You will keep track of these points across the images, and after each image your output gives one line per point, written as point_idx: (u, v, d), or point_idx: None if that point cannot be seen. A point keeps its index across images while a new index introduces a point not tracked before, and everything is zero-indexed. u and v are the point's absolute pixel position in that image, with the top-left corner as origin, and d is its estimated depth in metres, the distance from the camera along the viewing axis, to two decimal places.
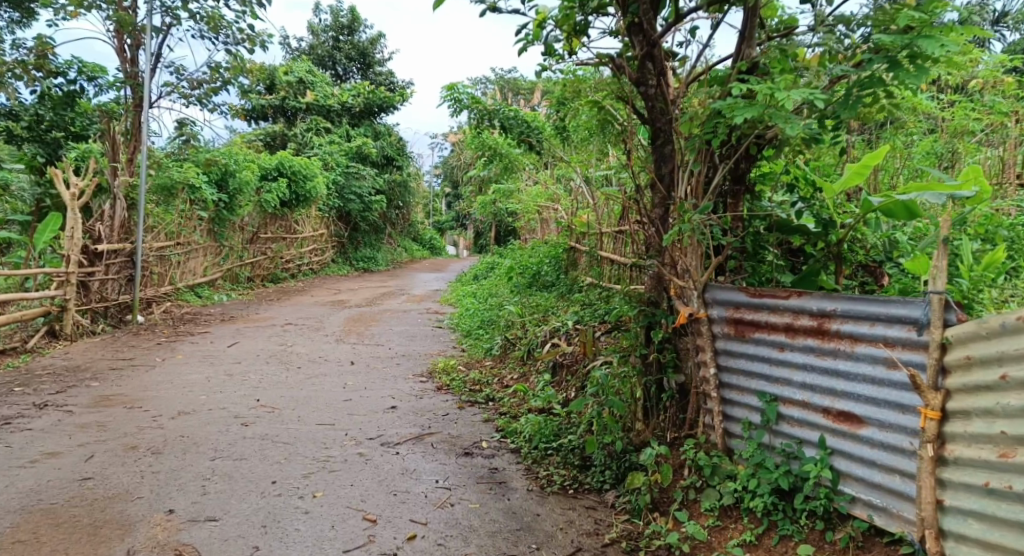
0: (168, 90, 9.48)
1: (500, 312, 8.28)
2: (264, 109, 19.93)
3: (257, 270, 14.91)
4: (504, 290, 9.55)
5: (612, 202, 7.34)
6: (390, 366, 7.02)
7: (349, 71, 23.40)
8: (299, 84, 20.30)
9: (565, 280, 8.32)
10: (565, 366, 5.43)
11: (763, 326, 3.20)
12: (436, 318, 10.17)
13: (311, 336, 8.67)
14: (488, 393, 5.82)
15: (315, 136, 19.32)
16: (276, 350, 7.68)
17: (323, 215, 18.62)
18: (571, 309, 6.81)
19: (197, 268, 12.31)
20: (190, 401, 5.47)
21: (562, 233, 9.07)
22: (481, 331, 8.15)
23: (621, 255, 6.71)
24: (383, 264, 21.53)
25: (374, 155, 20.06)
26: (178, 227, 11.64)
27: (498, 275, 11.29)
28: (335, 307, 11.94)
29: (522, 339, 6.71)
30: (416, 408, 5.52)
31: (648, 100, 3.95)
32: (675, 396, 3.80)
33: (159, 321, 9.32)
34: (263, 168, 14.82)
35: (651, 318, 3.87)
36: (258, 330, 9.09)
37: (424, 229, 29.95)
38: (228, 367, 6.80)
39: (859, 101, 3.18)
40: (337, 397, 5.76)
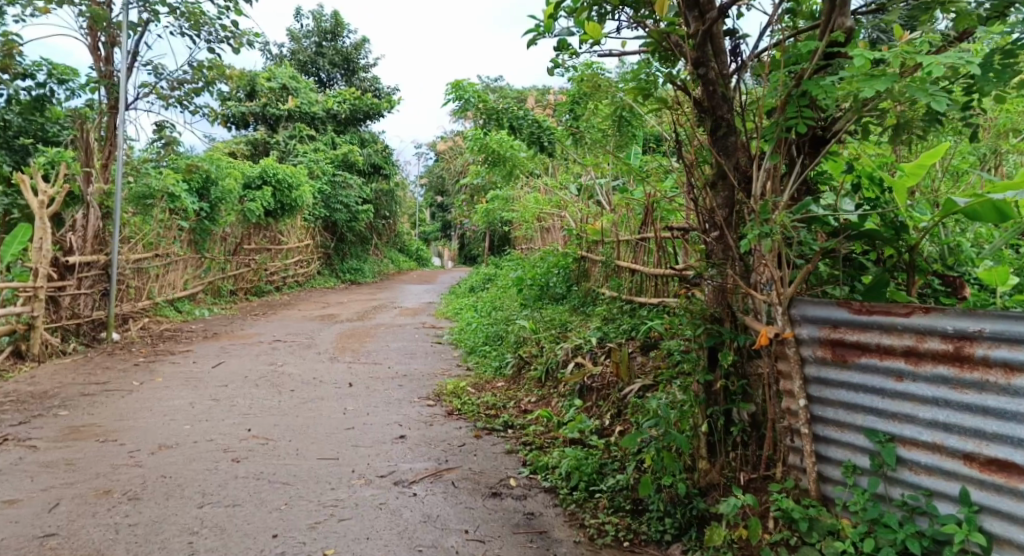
0: (146, 91, 8.84)
1: (508, 328, 7.72)
2: (245, 116, 19.25)
3: (241, 283, 14.24)
4: (508, 303, 9.00)
5: (633, 208, 6.82)
6: (392, 388, 6.43)
7: (333, 78, 22.81)
8: (282, 90, 19.61)
9: (577, 292, 7.79)
10: (595, 391, 4.87)
11: (874, 350, 2.67)
12: (434, 334, 9.57)
13: (303, 354, 8.05)
14: (507, 418, 5.24)
15: (299, 144, 18.68)
16: (266, 371, 7.06)
17: (309, 226, 17.96)
18: (591, 325, 6.27)
19: (178, 281, 11.64)
20: (173, 432, 4.85)
21: (570, 242, 8.54)
22: (487, 347, 7.58)
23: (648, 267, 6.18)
24: (370, 275, 20.91)
25: (361, 163, 19.44)
26: (157, 238, 10.97)
27: (498, 287, 10.74)
28: (325, 321, 11.32)
29: (539, 359, 6.15)
30: (428, 437, 4.94)
31: (708, 85, 3.41)
32: (746, 430, 3.24)
33: (136, 339, 8.65)
34: (246, 177, 14.16)
35: (716, 339, 3.31)
36: (244, 348, 8.45)
37: (411, 240, 29.37)
38: (214, 391, 6.17)
39: (1004, 69, 2.85)
40: (338, 425, 5.16)
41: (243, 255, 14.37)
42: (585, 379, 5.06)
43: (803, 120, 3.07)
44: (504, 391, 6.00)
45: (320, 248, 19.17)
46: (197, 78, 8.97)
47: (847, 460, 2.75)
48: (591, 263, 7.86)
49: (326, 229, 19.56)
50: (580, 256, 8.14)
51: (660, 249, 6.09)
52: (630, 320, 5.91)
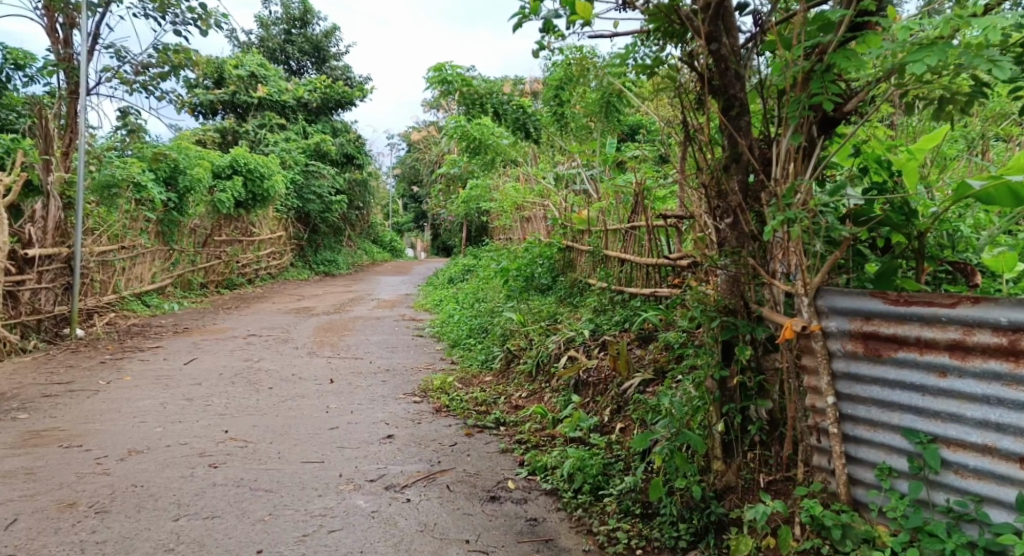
0: (108, 76, 8.43)
1: (493, 320, 7.50)
2: (213, 104, 18.71)
3: (211, 276, 13.82)
4: (491, 294, 8.79)
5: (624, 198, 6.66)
6: (376, 384, 6.18)
7: (303, 66, 22.30)
8: (250, 78, 19.01)
9: (564, 283, 7.61)
10: (592, 385, 4.67)
11: (913, 344, 2.49)
12: (415, 327, 9.32)
13: (279, 349, 7.75)
14: (498, 415, 5.03)
15: (269, 133, 18.21)
16: (242, 367, 6.77)
17: (280, 217, 17.54)
18: (581, 317, 6.07)
19: (144, 275, 11.22)
20: (144, 436, 4.56)
21: (556, 231, 8.36)
22: (472, 341, 7.37)
23: (641, 257, 6.01)
24: (344, 267, 20.55)
25: (333, 153, 19.03)
26: (122, 229, 10.56)
27: (479, 278, 10.53)
28: (301, 315, 11.01)
29: (528, 352, 5.94)
30: (417, 437, 4.71)
31: (718, 60, 3.18)
32: (765, 430, 3.04)
33: (102, 335, 8.27)
34: (215, 166, 13.71)
35: (732, 332, 3.10)
36: (217, 343, 8.13)
37: (384, 231, 29.01)
38: (186, 390, 5.87)
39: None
40: (321, 425, 4.90)
41: (213, 247, 13.95)
42: (580, 373, 4.86)
43: (828, 97, 2.86)
44: (492, 386, 5.78)
45: (293, 239, 18.75)
46: (163, 62, 8.56)
47: (881, 462, 2.58)
48: (578, 253, 7.67)
49: (299, 220, 19.15)
50: (566, 246, 7.94)
51: (653, 238, 5.91)
52: (622, 311, 5.71)
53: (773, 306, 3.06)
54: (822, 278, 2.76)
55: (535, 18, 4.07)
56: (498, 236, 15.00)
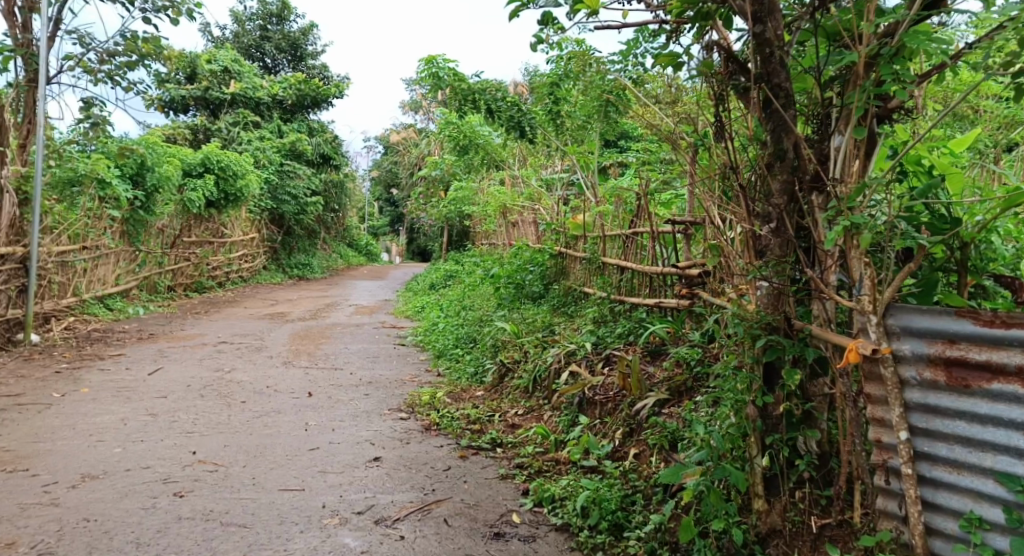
0: (71, 64, 7.90)
1: (483, 331, 7.11)
2: (184, 101, 18.10)
3: (179, 278, 13.25)
4: (477, 302, 8.40)
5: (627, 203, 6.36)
6: (359, 398, 5.75)
7: (279, 63, 21.73)
8: (223, 73, 18.42)
9: (557, 292, 7.26)
10: (599, 404, 4.31)
11: (1011, 373, 2.15)
12: (396, 335, 8.88)
13: (252, 359, 7.28)
14: (494, 435, 4.64)
15: (243, 131, 17.62)
16: (213, 379, 6.30)
17: (253, 218, 16.98)
18: (582, 329, 5.70)
19: (108, 277, 10.67)
20: (100, 458, 4.11)
21: (549, 237, 8.02)
22: (460, 352, 6.97)
23: (645, 266, 5.67)
24: (319, 270, 20.02)
25: (309, 153, 18.50)
26: (84, 228, 9.99)
27: (464, 284, 10.14)
28: (275, 320, 10.52)
29: (526, 365, 5.56)
30: (406, 460, 4.30)
31: (760, 45, 2.74)
32: (815, 465, 2.66)
33: (59, 341, 7.74)
34: (185, 164, 13.15)
35: (776, 353, 2.68)
36: (185, 351, 7.64)
37: (360, 234, 28.48)
38: (150, 404, 5.40)
39: None
40: (299, 446, 4.48)
41: (183, 248, 13.38)
42: (586, 390, 4.47)
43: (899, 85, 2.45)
44: (486, 402, 5.38)
45: (266, 241, 18.18)
46: (130, 51, 8.04)
47: (968, 510, 2.24)
48: (572, 260, 7.31)
49: (272, 221, 18.59)
50: (559, 253, 7.59)
51: (657, 246, 5.56)
52: (627, 323, 5.35)
53: (822, 324, 2.69)
54: (891, 293, 2.38)
55: (534, 6, 3.74)
56: (482, 241, 14.61)
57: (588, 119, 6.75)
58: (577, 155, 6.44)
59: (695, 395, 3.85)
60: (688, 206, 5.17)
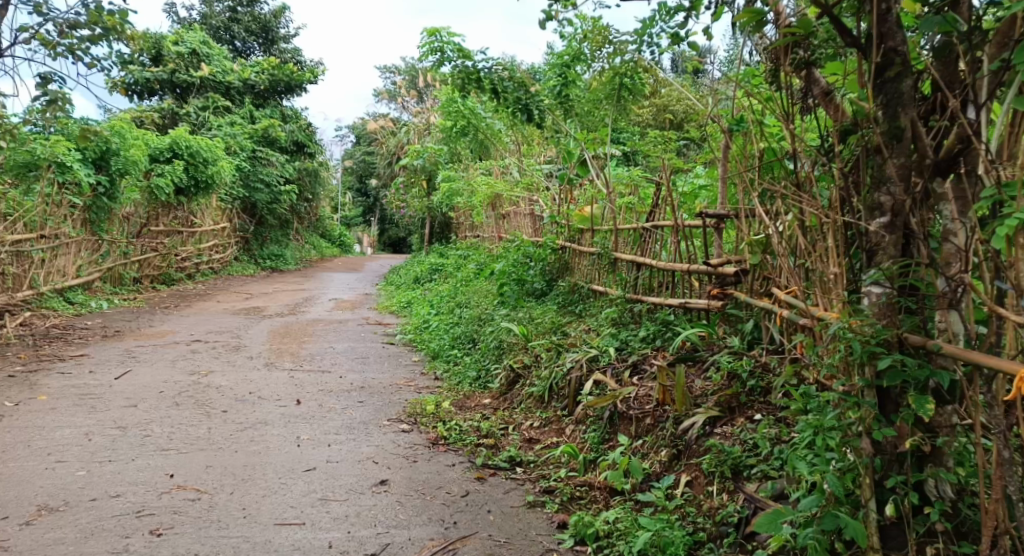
0: (26, 36, 7.20)
1: (483, 332, 6.60)
2: (149, 84, 17.25)
3: (146, 270, 12.54)
4: (472, 299, 7.91)
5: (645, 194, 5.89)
6: (353, 407, 5.22)
7: (250, 46, 20.89)
8: (191, 56, 17.60)
9: (561, 289, 6.79)
10: (633, 420, 3.76)
11: None
12: (384, 334, 8.35)
13: (230, 360, 6.70)
14: (512, 451, 4.12)
15: (213, 116, 16.84)
16: (188, 384, 5.72)
17: (224, 207, 16.24)
18: (599, 333, 5.18)
19: (69, 268, 9.95)
20: (60, 485, 3.56)
21: (552, 231, 7.56)
22: (460, 355, 6.48)
23: (668, 263, 5.18)
24: (292, 262, 19.33)
25: (283, 139, 17.77)
26: (42, 217, 9.28)
27: (455, 280, 9.64)
28: (251, 316, 9.91)
29: (539, 372, 5.04)
30: (416, 483, 3.78)
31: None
32: (946, 513, 2.19)
33: (15, 340, 7.09)
34: (152, 149, 12.40)
35: (896, 375, 2.19)
36: (155, 351, 7.04)
37: (333, 225, 27.77)
38: (117, 413, 4.83)
39: None
40: (292, 466, 3.94)
41: (149, 238, 12.64)
42: (617, 403, 3.93)
43: None
44: (496, 414, 4.85)
45: (237, 231, 17.45)
46: (93, 22, 7.35)
47: None
48: (577, 254, 6.84)
49: (244, 210, 17.86)
50: (563, 247, 7.12)
51: (683, 241, 5.08)
52: (651, 326, 4.84)
53: (948, 341, 2.23)
54: None
55: None
56: (466, 234, 14.08)
57: (599, 104, 6.27)
58: (588, 142, 5.97)
59: (752, 412, 3.34)
60: (722, 198, 4.67)
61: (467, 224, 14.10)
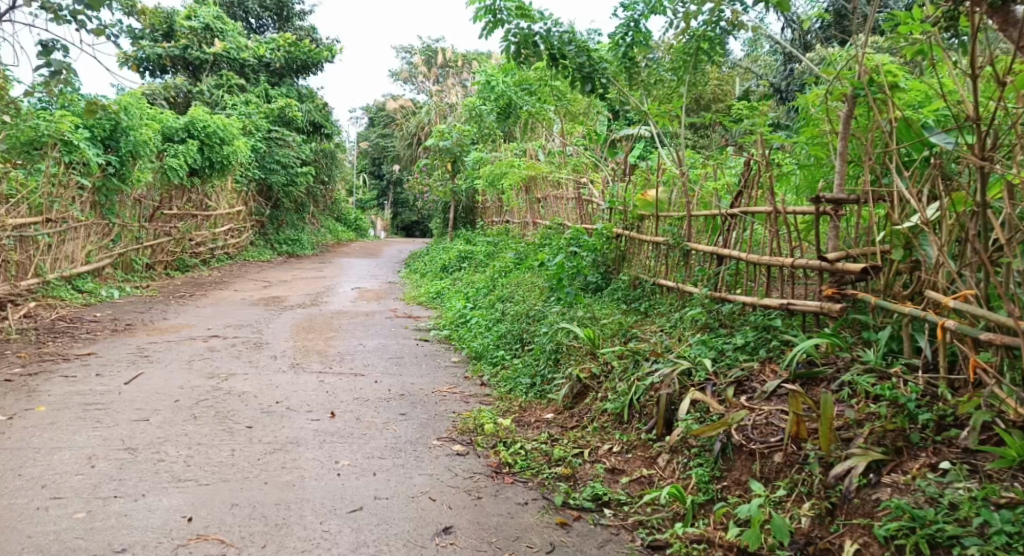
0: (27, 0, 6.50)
1: (532, 334, 5.94)
2: (161, 60, 16.56)
3: (160, 255, 11.92)
4: (515, 291, 7.24)
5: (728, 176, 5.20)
6: (396, 424, 4.56)
7: (263, 23, 20.13)
8: (204, 31, 16.86)
9: (620, 284, 6.12)
10: (758, 454, 3.02)
11: None
12: (416, 330, 7.71)
13: (252, 361, 6.06)
14: (597, 487, 3.41)
15: (227, 95, 16.15)
16: (207, 391, 5.08)
17: (239, 189, 15.57)
18: (681, 339, 4.45)
19: (77, 254, 9.31)
20: (51, 538, 2.91)
21: (606, 220, 6.86)
22: (509, 358, 5.83)
23: (763, 256, 4.41)
24: (309, 246, 18.70)
25: (300, 120, 17.06)
26: (47, 199, 8.63)
27: (491, 270, 8.98)
28: (273, 307, 9.28)
29: (612, 384, 4.33)
30: (486, 530, 3.10)
31: None
32: None
33: (16, 335, 6.45)
34: (166, 128, 11.74)
35: None
36: (169, 348, 6.40)
37: (349, 208, 27.10)
38: (126, 429, 4.18)
39: None
40: (335, 506, 3.27)
41: (162, 222, 12.01)
42: (732, 432, 3.20)
43: None
44: (564, 434, 4.13)
45: (253, 215, 16.82)
46: None
47: None
48: (638, 245, 6.17)
49: (260, 193, 17.22)
50: (621, 236, 6.46)
51: (782, 231, 4.33)
52: (747, 331, 4.11)
53: None
54: None
55: None
56: (494, 219, 13.36)
57: (671, 76, 5.56)
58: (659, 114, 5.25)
59: (928, 456, 2.64)
60: (841, 177, 3.85)
61: (494, 209, 13.38)
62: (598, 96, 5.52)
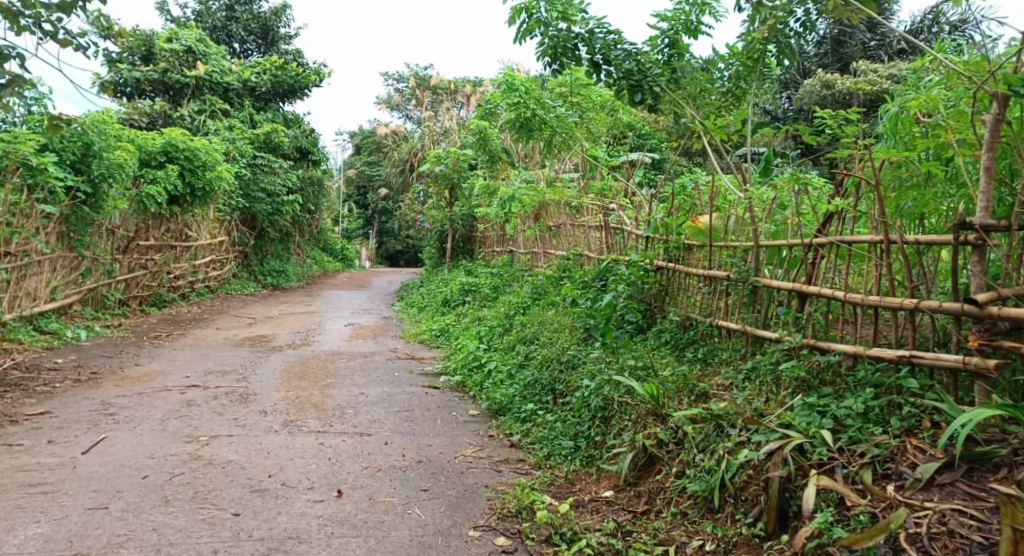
0: None
1: (569, 384, 5.11)
2: (140, 84, 15.76)
3: (135, 290, 11.00)
4: (535, 330, 6.43)
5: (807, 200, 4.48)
6: (419, 504, 3.70)
7: (248, 48, 19.39)
8: (186, 54, 16.09)
9: (667, 324, 5.34)
10: None
11: None
12: (422, 376, 6.86)
13: (237, 419, 5.18)
14: None
15: (210, 120, 15.32)
16: (184, 461, 4.19)
17: (222, 218, 14.72)
18: (776, 400, 3.62)
19: (41, 290, 8.44)
20: None
21: (641, 251, 6.08)
22: (540, 413, 5.02)
23: (872, 289, 3.67)
24: (295, 278, 17.77)
25: (287, 146, 16.26)
26: (7, 229, 7.76)
27: (502, 306, 8.18)
28: (259, 347, 8.39)
29: (690, 456, 3.49)
30: None
31: None
32: None
33: None
34: (142, 151, 10.88)
35: None
36: (139, 403, 5.50)
37: (334, 238, 26.17)
38: (77, 521, 3.30)
39: None
40: None
41: (138, 254, 11.11)
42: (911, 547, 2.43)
43: None
44: (637, 524, 3.29)
45: (236, 245, 15.91)
46: None
47: None
48: (686, 279, 5.40)
49: (243, 222, 16.33)
50: (664, 268, 5.70)
51: (892, 263, 3.61)
52: (863, 391, 3.31)
53: None
54: None
55: None
56: (495, 249, 12.59)
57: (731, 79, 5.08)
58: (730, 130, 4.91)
59: None
60: (987, 200, 3.10)
61: (495, 238, 12.61)
62: (648, 106, 5.04)
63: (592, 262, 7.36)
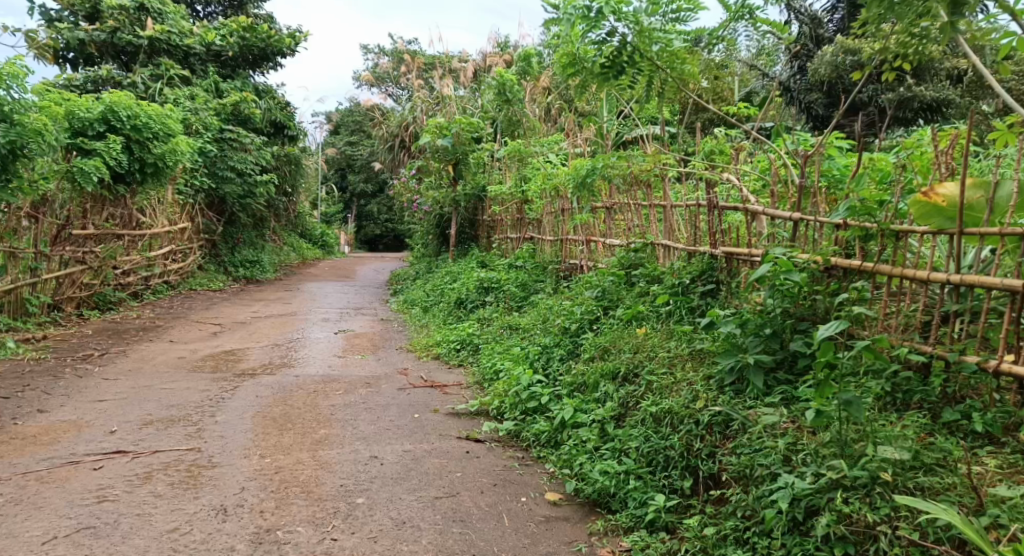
0: None
1: (731, 467, 3.08)
2: (83, 46, 13.42)
3: (68, 289, 8.78)
4: (624, 357, 4.40)
5: None
6: None
7: (212, 10, 17.05)
8: (137, 11, 13.73)
9: (878, 356, 3.25)
10: None
11: None
12: (454, 420, 4.83)
13: (176, 531, 3.16)
14: None
15: (169, 88, 12.99)
16: None
17: (181, 201, 12.50)
18: None
19: None
20: None
21: (798, 243, 3.99)
22: (685, 523, 3.01)
23: None
24: (271, 270, 15.46)
25: (258, 118, 13.96)
26: None
27: (551, 316, 6.13)
28: (222, 371, 6.27)
29: None
30: None
31: None
32: None
33: None
34: (74, 118, 8.63)
35: None
36: (16, 497, 3.44)
37: (313, 223, 23.70)
38: None
39: None
40: None
41: (72, 244, 8.88)
42: None
43: None
44: None
45: (200, 233, 13.65)
46: None
47: None
48: (902, 286, 3.31)
49: (208, 205, 14.06)
50: (845, 265, 3.55)
51: None
52: None
53: None
54: None
55: None
56: (510, 236, 10.52)
57: None
58: None
59: None
60: None
61: (510, 222, 10.49)
62: None
63: (681, 256, 5.32)
